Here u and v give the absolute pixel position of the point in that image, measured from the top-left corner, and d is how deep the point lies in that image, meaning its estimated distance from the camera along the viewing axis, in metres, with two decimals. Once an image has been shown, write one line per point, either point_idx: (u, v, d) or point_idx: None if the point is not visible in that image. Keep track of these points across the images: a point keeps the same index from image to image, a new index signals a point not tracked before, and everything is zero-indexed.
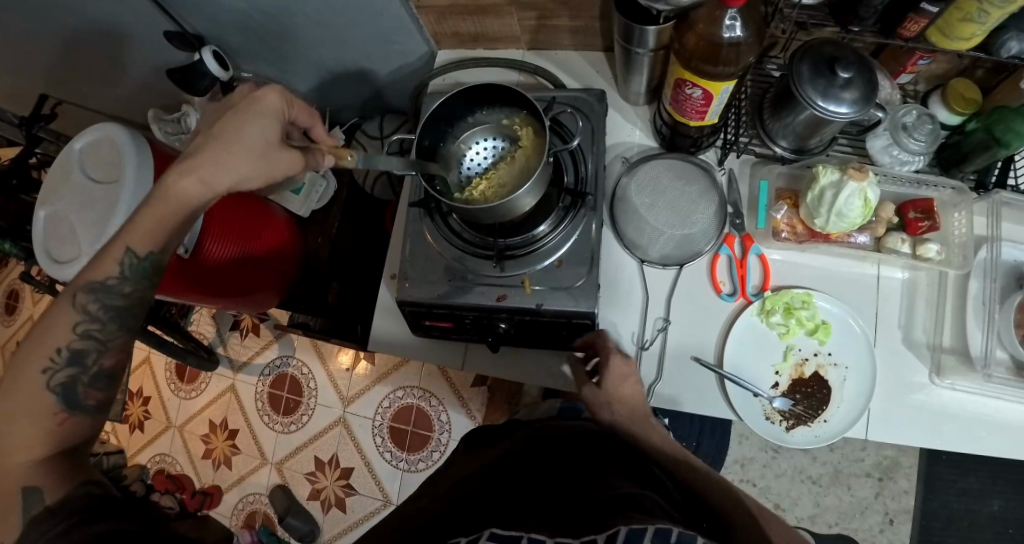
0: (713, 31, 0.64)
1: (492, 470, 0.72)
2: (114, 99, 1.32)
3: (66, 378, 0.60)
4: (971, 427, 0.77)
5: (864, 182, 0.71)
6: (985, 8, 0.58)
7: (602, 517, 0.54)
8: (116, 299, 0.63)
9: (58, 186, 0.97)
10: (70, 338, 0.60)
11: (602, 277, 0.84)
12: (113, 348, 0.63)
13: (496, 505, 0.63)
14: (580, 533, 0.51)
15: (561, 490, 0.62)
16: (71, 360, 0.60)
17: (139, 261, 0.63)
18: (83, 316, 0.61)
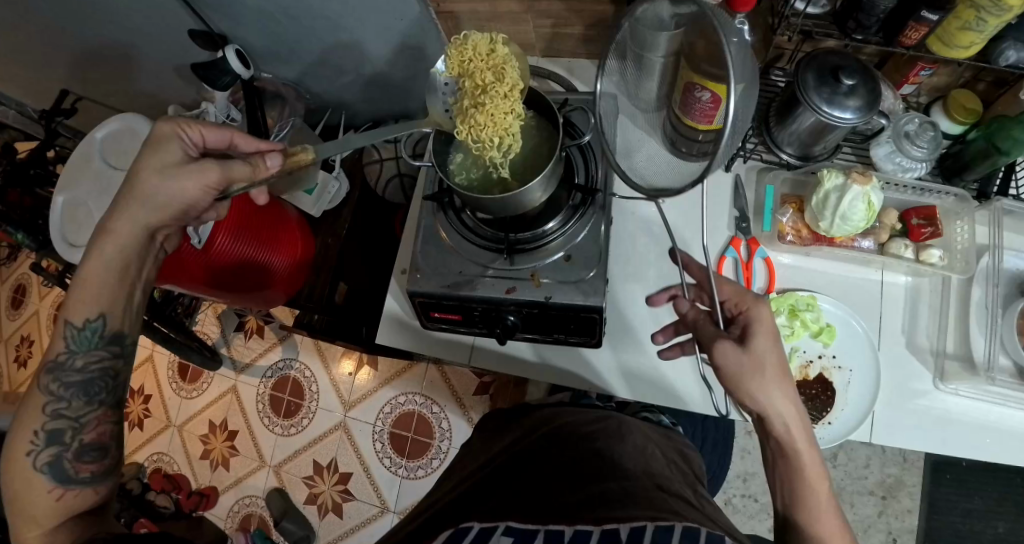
0: (722, 36, 0.67)
1: (501, 458, 0.73)
2: (133, 96, 1.35)
3: (50, 457, 0.63)
4: (975, 433, 0.77)
5: (868, 186, 0.74)
6: (983, 16, 0.61)
7: (617, 507, 0.54)
8: (72, 375, 0.65)
9: (78, 174, 0.98)
10: (43, 419, 0.64)
11: (612, 276, 0.87)
12: (88, 423, 0.65)
13: (508, 486, 0.64)
14: (598, 520, 0.53)
15: (573, 471, 0.63)
16: (50, 442, 0.63)
17: (80, 331, 0.65)
18: (49, 397, 0.64)
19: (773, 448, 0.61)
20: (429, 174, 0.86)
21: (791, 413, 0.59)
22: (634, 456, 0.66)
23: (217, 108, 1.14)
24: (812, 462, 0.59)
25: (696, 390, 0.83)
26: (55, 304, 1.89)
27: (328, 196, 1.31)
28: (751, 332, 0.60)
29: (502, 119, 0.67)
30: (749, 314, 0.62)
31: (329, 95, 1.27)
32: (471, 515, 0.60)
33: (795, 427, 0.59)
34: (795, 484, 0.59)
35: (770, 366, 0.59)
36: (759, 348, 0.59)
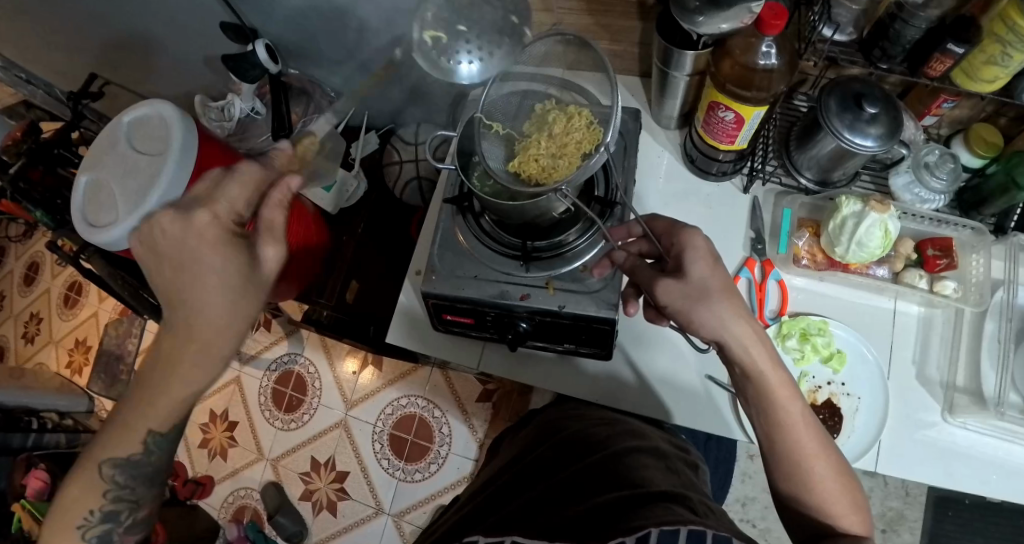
0: (749, 58, 0.68)
1: (509, 472, 0.70)
2: (158, 83, 1.37)
3: (101, 529, 0.64)
4: (981, 469, 0.76)
5: (886, 214, 0.75)
6: (1008, 52, 0.62)
7: (618, 515, 0.51)
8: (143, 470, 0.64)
9: (105, 156, 1.03)
10: (99, 503, 0.63)
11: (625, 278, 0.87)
12: (142, 505, 0.67)
13: (515, 499, 0.61)
14: (605, 535, 0.48)
15: (582, 485, 0.59)
16: (104, 518, 0.64)
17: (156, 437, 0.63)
18: (111, 486, 0.63)
19: (739, 374, 0.60)
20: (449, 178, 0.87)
21: (750, 334, 0.58)
22: (652, 465, 0.61)
23: (243, 99, 1.16)
24: (780, 380, 0.58)
25: (703, 409, 0.82)
26: (67, 283, 1.94)
27: (345, 194, 1.33)
28: (686, 259, 0.61)
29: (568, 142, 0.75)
30: (682, 242, 0.62)
31: (351, 96, 1.30)
32: (473, 531, 0.56)
33: (754, 347, 0.58)
34: (767, 411, 0.58)
35: (715, 290, 0.59)
36: (697, 276, 0.59)
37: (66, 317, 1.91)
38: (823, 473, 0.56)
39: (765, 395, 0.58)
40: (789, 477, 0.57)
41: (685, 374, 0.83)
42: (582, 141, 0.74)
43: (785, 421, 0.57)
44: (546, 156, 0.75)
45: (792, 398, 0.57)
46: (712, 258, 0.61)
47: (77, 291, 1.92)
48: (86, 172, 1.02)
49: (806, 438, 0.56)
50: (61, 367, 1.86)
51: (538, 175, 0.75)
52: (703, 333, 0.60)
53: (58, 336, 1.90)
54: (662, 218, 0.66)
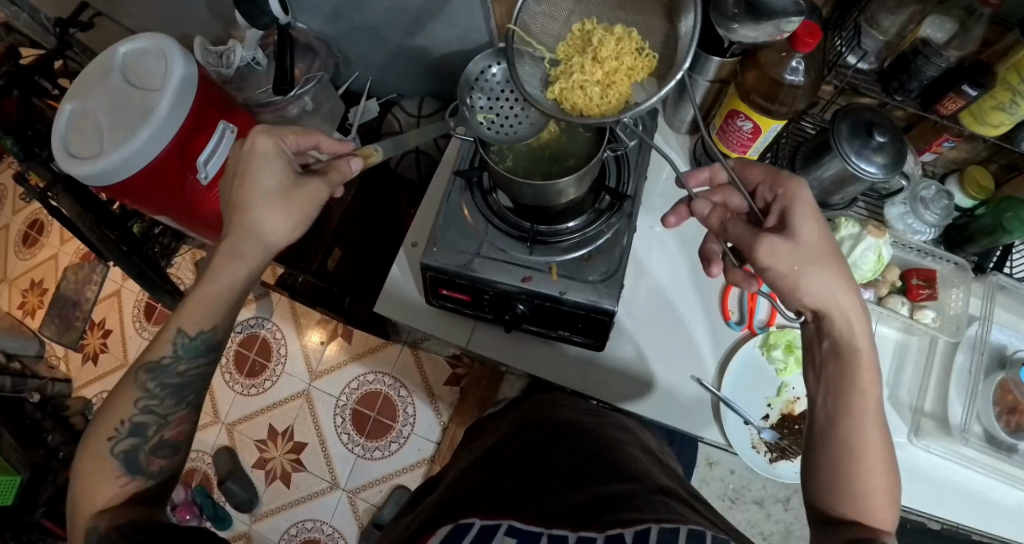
0: (777, 71, 0.70)
1: (496, 449, 0.73)
2: (154, 21, 1.31)
3: (128, 445, 0.65)
4: (938, 489, 0.81)
5: (881, 239, 0.78)
6: (1017, 100, 0.68)
7: (612, 508, 0.55)
8: (172, 378, 0.69)
9: (95, 84, 0.98)
10: (131, 411, 0.66)
11: (631, 259, 0.88)
12: (172, 421, 0.68)
13: (508, 475, 0.63)
14: (602, 524, 0.52)
15: (572, 474, 0.63)
16: (132, 432, 0.65)
17: (191, 339, 0.69)
18: (144, 393, 0.67)
19: (826, 349, 0.60)
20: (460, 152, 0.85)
21: (854, 309, 0.58)
22: (636, 461, 0.66)
23: (245, 48, 1.12)
24: (868, 363, 0.58)
25: (684, 407, 0.82)
26: (28, 220, 1.83)
27: None
28: (793, 217, 0.58)
29: (614, 69, 0.70)
30: (787, 195, 0.59)
31: (357, 59, 1.26)
32: (468, 504, 0.58)
33: (855, 321, 0.58)
34: (840, 390, 0.58)
35: (823, 255, 0.57)
36: (806, 237, 0.57)
37: (22, 256, 1.81)
38: (874, 464, 0.56)
39: (850, 374, 0.58)
40: (842, 458, 0.56)
41: (674, 370, 0.83)
42: (632, 68, 0.71)
43: (856, 405, 0.57)
44: (593, 85, 0.70)
45: (871, 386, 0.58)
46: (819, 218, 0.57)
47: (38, 230, 1.82)
48: (71, 101, 0.98)
49: (869, 428, 0.56)
50: (13, 307, 1.76)
51: (584, 107, 0.69)
52: (805, 302, 0.58)
53: (13, 275, 1.79)
54: (758, 165, 0.63)
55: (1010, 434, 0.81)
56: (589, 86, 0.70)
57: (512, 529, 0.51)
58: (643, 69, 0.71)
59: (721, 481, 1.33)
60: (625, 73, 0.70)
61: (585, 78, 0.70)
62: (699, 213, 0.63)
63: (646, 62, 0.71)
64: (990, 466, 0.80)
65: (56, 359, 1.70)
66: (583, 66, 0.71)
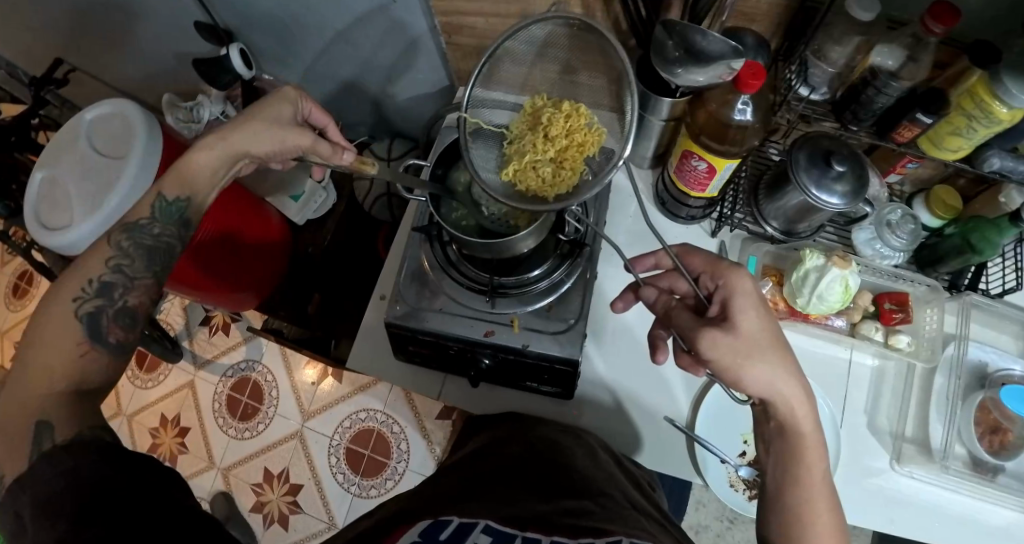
0: (724, 112, 0.69)
1: (473, 453, 0.74)
2: (128, 74, 1.32)
3: (93, 307, 0.58)
4: (924, 517, 0.79)
5: (846, 269, 0.77)
6: (973, 126, 0.67)
7: (586, 518, 0.57)
8: (146, 238, 0.63)
9: (63, 153, 0.98)
10: (101, 269, 0.60)
11: (595, 302, 0.87)
12: (138, 285, 0.62)
13: (487, 481, 0.65)
14: (576, 532, 0.55)
15: (546, 483, 0.64)
16: (100, 292, 0.59)
17: (167, 205, 0.64)
18: (117, 250, 0.61)
19: (772, 428, 0.60)
20: (420, 206, 0.85)
21: (802, 397, 0.57)
22: (613, 482, 0.67)
23: (212, 102, 1.12)
24: (815, 441, 0.58)
25: (660, 449, 0.81)
26: (17, 272, 1.84)
27: (313, 205, 1.30)
28: (735, 306, 0.58)
29: (565, 149, 0.72)
30: (727, 286, 0.60)
31: (324, 104, 1.26)
32: (447, 504, 0.60)
33: (799, 407, 0.57)
34: (791, 464, 0.58)
35: (767, 346, 0.56)
36: (744, 327, 0.57)
37: (14, 307, 1.81)
38: (822, 524, 0.56)
39: (800, 456, 0.58)
40: (789, 515, 0.57)
41: (644, 413, 0.82)
42: (584, 143, 0.73)
43: (804, 478, 0.57)
44: (545, 165, 0.72)
45: (820, 457, 0.58)
46: (761, 305, 0.58)
47: (28, 281, 1.83)
48: (43, 168, 0.98)
49: (817, 491, 0.57)
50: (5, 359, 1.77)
51: (537, 188, 0.72)
52: (751, 391, 0.57)
53: (4, 328, 1.80)
54: (700, 254, 0.65)
55: (993, 455, 0.80)
56: (540, 165, 0.72)
57: (488, 531, 0.54)
58: (593, 143, 0.73)
59: (718, 503, 1.32)
60: (576, 150, 0.73)
61: (539, 158, 0.72)
62: (648, 299, 0.69)
63: (595, 136, 0.74)
64: (974, 488, 0.79)
65: None
66: (534, 146, 0.73)
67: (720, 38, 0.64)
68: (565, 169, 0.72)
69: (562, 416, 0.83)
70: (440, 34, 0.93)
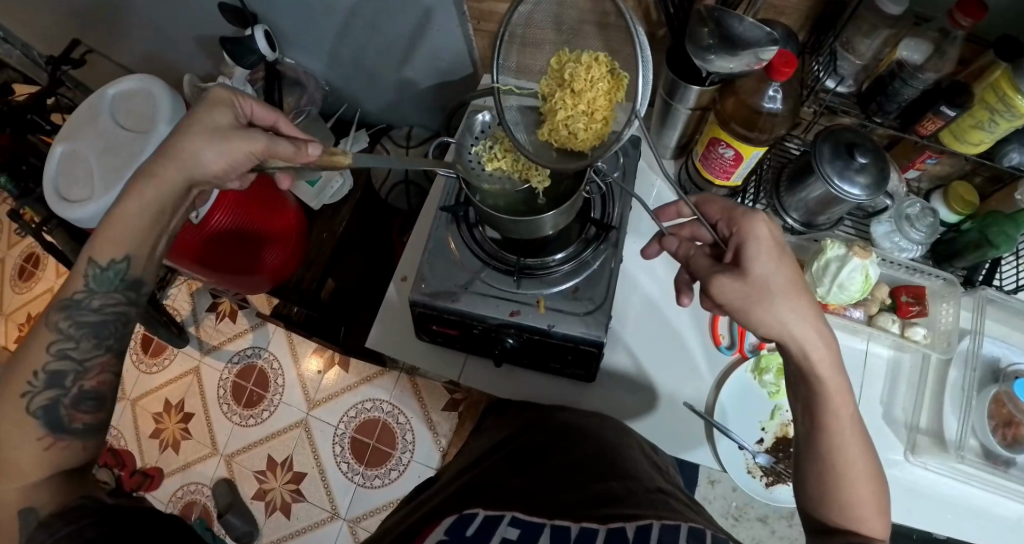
0: (755, 99, 0.71)
1: (502, 441, 0.73)
2: (148, 57, 1.33)
3: (46, 399, 0.57)
4: (937, 508, 0.80)
5: (867, 260, 0.78)
6: (995, 119, 0.67)
7: (614, 504, 0.57)
8: (88, 314, 0.61)
9: (84, 128, 0.98)
10: (45, 359, 0.58)
11: (618, 289, 0.88)
12: (92, 367, 0.60)
13: (512, 473, 0.64)
14: (607, 518, 0.54)
15: (571, 470, 0.64)
16: (50, 382, 0.57)
17: (103, 271, 0.61)
18: (59, 335, 0.59)
19: (794, 372, 0.61)
20: (447, 187, 0.86)
21: (830, 360, 0.58)
22: (637, 463, 0.66)
23: (234, 83, 1.11)
24: (837, 385, 0.58)
25: (679, 435, 0.81)
26: (23, 254, 1.84)
27: (329, 191, 1.31)
28: (746, 253, 0.59)
29: (594, 98, 0.72)
30: (741, 232, 0.60)
31: (344, 91, 1.27)
32: (474, 498, 0.60)
33: (816, 346, 0.58)
34: (818, 411, 0.58)
35: (780, 287, 0.58)
36: (759, 273, 0.58)
37: (19, 290, 1.81)
38: (858, 478, 0.56)
39: (821, 397, 0.58)
40: (822, 472, 0.57)
41: (664, 398, 0.82)
42: (610, 90, 0.72)
43: (828, 423, 0.58)
44: (577, 118, 0.71)
45: (857, 432, 0.58)
46: (775, 248, 0.59)
47: (34, 263, 1.82)
48: (64, 142, 0.98)
49: (850, 444, 0.57)
50: (9, 341, 1.75)
51: (569, 144, 0.74)
52: (766, 330, 0.59)
53: (8, 310, 1.79)
54: (718, 202, 0.65)
55: (1006, 448, 0.80)
56: (571, 119, 0.72)
57: (515, 522, 0.54)
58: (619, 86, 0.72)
59: (723, 499, 1.32)
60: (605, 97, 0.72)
61: (566, 114, 0.72)
62: (670, 248, 0.69)
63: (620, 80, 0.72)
64: (986, 481, 0.80)
65: None
66: (561, 101, 0.73)
67: (756, 24, 0.65)
68: (598, 117, 0.72)
69: (579, 398, 0.84)
70: (467, 20, 0.94)
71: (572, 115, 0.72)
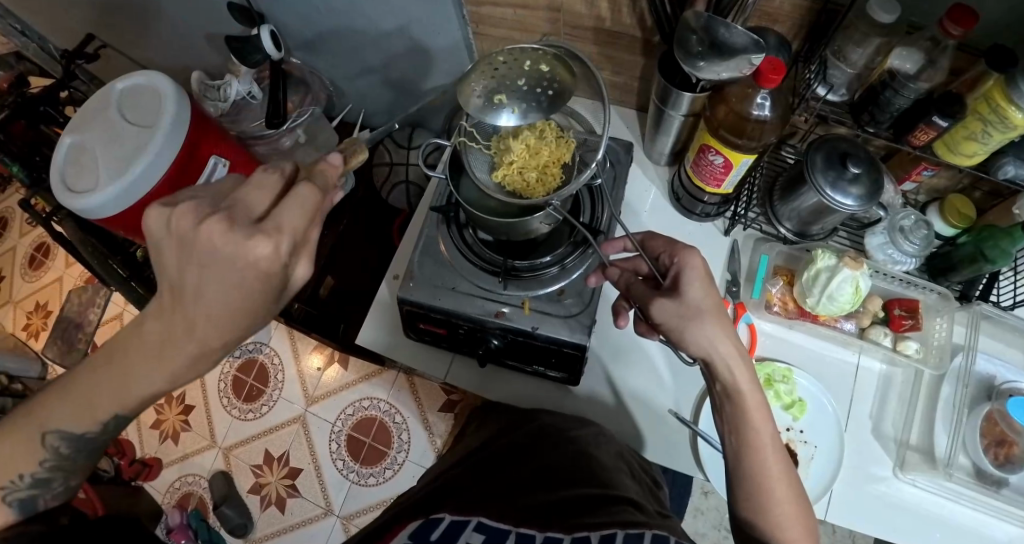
0: (744, 106, 0.70)
1: (482, 448, 0.72)
2: (159, 52, 1.36)
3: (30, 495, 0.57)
4: (925, 526, 0.79)
5: (858, 271, 0.78)
6: (988, 130, 0.67)
7: (583, 514, 0.56)
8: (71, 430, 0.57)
9: (92, 120, 1.00)
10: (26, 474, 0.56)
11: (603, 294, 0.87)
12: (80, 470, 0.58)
13: (485, 478, 0.64)
14: (570, 528, 0.53)
15: (546, 477, 0.63)
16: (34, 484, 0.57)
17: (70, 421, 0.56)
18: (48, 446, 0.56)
19: (719, 391, 0.63)
20: (439, 187, 0.86)
21: (749, 376, 0.61)
22: (615, 470, 0.65)
23: (241, 82, 1.12)
24: (757, 402, 0.61)
25: (660, 440, 0.81)
26: (35, 243, 1.88)
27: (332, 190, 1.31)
28: (682, 280, 0.61)
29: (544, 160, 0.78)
30: (679, 261, 0.62)
31: (349, 91, 1.29)
32: (443, 503, 0.60)
33: (737, 368, 0.61)
34: (744, 432, 0.61)
35: (710, 310, 0.60)
36: (690, 297, 0.60)
37: (29, 278, 1.85)
38: (783, 495, 0.59)
39: (743, 415, 0.61)
40: (753, 489, 0.60)
41: (647, 404, 0.82)
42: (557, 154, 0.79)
43: (754, 442, 0.60)
44: (530, 171, 0.77)
45: (779, 456, 0.60)
46: (707, 278, 0.62)
47: (45, 253, 1.86)
48: (72, 135, 1.00)
49: (770, 460, 0.60)
50: (18, 328, 1.79)
51: (523, 190, 0.77)
52: (692, 351, 0.62)
53: (18, 297, 1.83)
54: (660, 237, 0.67)
55: (998, 468, 0.79)
56: (524, 172, 0.77)
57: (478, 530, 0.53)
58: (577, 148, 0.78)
59: (717, 510, 1.31)
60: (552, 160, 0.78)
61: (521, 163, 0.77)
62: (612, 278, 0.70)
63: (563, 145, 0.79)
64: (975, 500, 0.79)
65: None
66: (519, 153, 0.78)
67: (743, 31, 0.65)
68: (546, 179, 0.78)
69: (565, 400, 0.84)
70: (467, 23, 0.95)
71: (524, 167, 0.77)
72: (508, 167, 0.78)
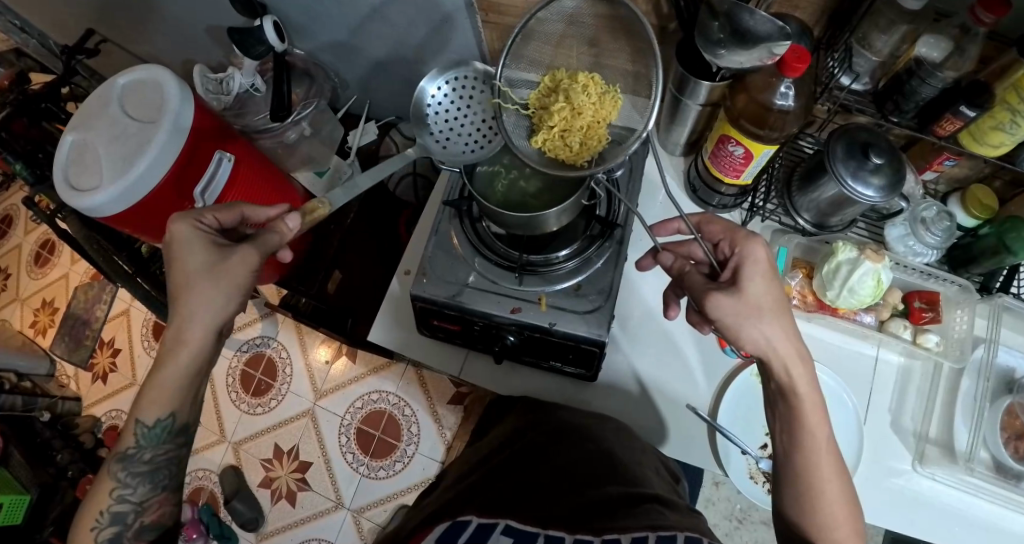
0: (766, 95, 0.69)
1: (501, 448, 0.72)
2: (160, 45, 1.34)
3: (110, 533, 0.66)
4: (943, 520, 0.78)
5: (879, 264, 0.77)
6: (1016, 121, 0.65)
7: (609, 514, 0.55)
8: (139, 466, 0.68)
9: (93, 118, 0.99)
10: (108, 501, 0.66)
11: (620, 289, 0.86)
12: (151, 505, 0.69)
13: (506, 479, 0.64)
14: (597, 529, 0.53)
15: (568, 477, 0.63)
16: (113, 521, 0.66)
17: (151, 428, 0.67)
18: (117, 483, 0.67)
19: (776, 389, 0.62)
20: (453, 180, 0.85)
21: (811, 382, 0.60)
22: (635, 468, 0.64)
23: (243, 74, 1.09)
24: (815, 404, 0.60)
25: (678, 435, 0.80)
26: (40, 240, 1.87)
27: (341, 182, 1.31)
28: (743, 275, 0.60)
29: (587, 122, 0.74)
30: (741, 253, 0.61)
31: (354, 82, 1.27)
32: (466, 507, 0.59)
33: (796, 368, 0.59)
34: (798, 436, 0.59)
35: (769, 308, 0.59)
36: (751, 293, 0.59)
37: (35, 276, 1.84)
38: (834, 497, 0.57)
39: (800, 418, 0.59)
40: (798, 486, 0.59)
41: (663, 398, 0.81)
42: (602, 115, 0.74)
43: (807, 444, 0.59)
44: (572, 137, 0.74)
45: (836, 458, 0.59)
46: (770, 272, 0.61)
47: (49, 250, 1.85)
48: (74, 132, 0.99)
49: (825, 462, 0.58)
50: (25, 327, 1.79)
51: (567, 157, 0.75)
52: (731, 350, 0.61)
53: (24, 295, 1.82)
54: (721, 222, 0.66)
55: (1018, 461, 0.77)
56: (566, 138, 0.74)
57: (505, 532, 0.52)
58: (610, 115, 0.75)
59: (728, 501, 1.31)
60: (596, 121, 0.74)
61: (562, 127, 0.74)
62: (664, 262, 0.70)
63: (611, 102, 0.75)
64: (996, 493, 0.78)
65: (66, 378, 1.68)
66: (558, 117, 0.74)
67: (767, 18, 0.62)
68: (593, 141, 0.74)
69: (580, 395, 0.83)
70: (476, 12, 0.93)
71: (565, 134, 0.74)
72: (548, 133, 0.75)
